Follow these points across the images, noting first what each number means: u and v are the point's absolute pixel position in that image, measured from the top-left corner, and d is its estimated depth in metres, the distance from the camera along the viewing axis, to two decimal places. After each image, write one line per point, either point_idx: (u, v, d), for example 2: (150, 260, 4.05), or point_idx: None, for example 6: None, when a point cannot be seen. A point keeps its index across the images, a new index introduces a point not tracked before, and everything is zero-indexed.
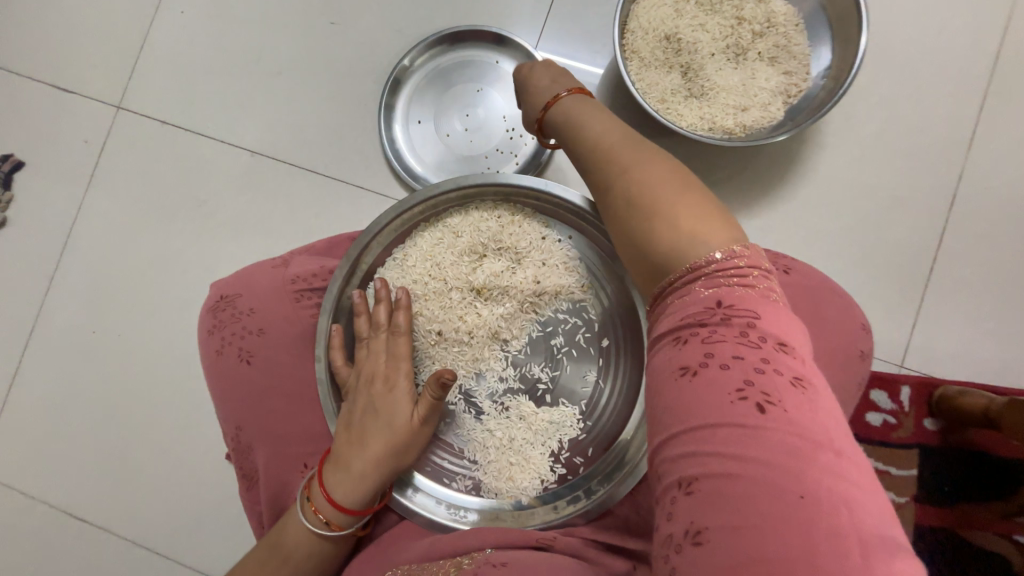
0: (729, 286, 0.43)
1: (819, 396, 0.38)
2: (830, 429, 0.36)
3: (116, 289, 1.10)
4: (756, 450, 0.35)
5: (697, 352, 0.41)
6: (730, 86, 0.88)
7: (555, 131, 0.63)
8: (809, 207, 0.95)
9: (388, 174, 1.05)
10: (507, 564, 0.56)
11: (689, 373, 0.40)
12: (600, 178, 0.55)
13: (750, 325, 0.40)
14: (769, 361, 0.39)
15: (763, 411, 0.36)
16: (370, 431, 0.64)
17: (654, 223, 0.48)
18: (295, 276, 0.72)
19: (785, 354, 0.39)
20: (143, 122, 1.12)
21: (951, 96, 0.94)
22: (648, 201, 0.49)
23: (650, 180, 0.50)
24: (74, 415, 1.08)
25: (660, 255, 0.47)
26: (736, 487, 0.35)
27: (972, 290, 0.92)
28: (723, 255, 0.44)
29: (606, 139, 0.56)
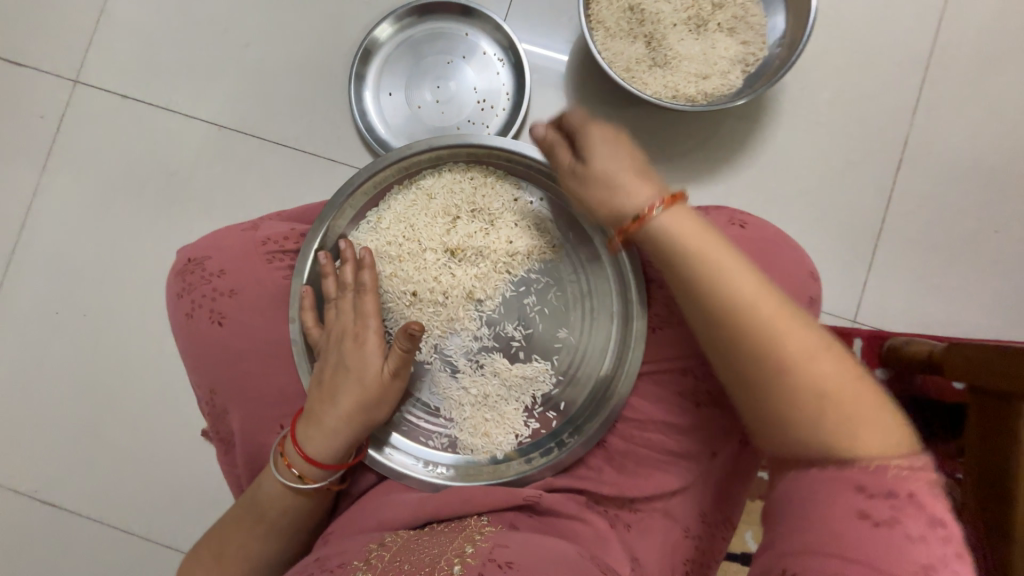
0: (900, 465, 0.44)
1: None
2: None
3: (80, 268, 1.07)
4: None
5: (859, 506, 0.43)
6: (691, 55, 0.91)
7: (659, 258, 0.55)
8: (769, 173, 0.99)
9: (361, 147, 1.05)
10: (514, 566, 0.51)
11: (871, 523, 0.42)
12: (748, 348, 0.49)
13: (940, 523, 0.43)
14: (943, 552, 0.41)
15: None
16: (342, 387, 0.65)
17: (817, 414, 0.46)
18: (266, 238, 0.73)
19: (953, 554, 0.42)
20: (103, 96, 1.09)
21: (897, 67, 1.00)
22: (792, 352, 0.48)
23: (812, 367, 0.47)
24: (40, 397, 1.05)
25: (807, 409, 0.47)
26: None
27: (917, 248, 0.98)
28: (901, 460, 0.44)
29: (750, 298, 0.50)
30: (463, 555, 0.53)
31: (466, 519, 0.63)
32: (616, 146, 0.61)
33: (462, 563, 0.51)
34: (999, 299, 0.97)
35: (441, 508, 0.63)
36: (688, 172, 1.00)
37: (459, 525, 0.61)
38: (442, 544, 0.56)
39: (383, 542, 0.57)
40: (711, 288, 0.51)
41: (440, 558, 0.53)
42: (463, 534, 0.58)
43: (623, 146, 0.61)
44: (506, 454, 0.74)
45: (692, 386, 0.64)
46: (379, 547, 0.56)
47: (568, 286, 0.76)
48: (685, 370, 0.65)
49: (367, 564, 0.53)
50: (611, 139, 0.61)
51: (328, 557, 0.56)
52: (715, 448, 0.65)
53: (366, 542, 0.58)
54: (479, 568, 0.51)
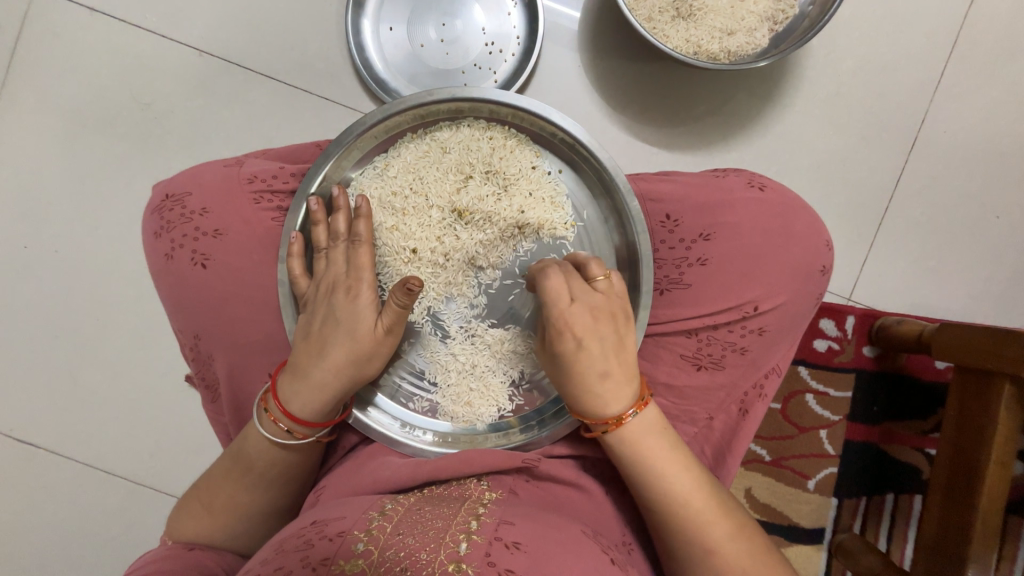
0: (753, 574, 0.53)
1: None
2: None
3: (50, 200, 0.99)
4: None
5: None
6: (718, 7, 0.85)
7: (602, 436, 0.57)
8: (783, 144, 0.96)
9: (358, 86, 0.97)
10: (522, 549, 0.49)
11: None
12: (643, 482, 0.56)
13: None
14: None
15: None
16: (332, 339, 0.61)
17: (692, 539, 0.54)
18: (251, 176, 0.67)
19: None
20: (68, 7, 0.98)
21: (926, 38, 0.95)
22: (708, 543, 0.54)
23: (693, 503, 0.54)
24: (13, 336, 1.00)
25: (697, 539, 0.54)
26: None
27: (920, 229, 0.98)
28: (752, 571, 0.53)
29: (647, 447, 0.55)
30: (470, 531, 0.50)
31: (466, 483, 0.60)
32: (603, 326, 0.55)
33: (469, 541, 0.49)
34: (991, 284, 0.98)
35: (437, 471, 0.61)
36: (701, 137, 0.96)
37: (461, 491, 0.59)
38: (446, 514, 0.54)
39: (384, 510, 0.54)
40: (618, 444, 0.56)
41: (444, 533, 0.50)
42: (467, 504, 0.56)
43: (607, 325, 0.55)
44: (504, 420, 0.71)
45: (695, 347, 0.62)
46: (380, 516, 0.53)
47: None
48: (691, 332, 0.62)
49: (369, 535, 0.50)
50: (597, 318, 0.55)
51: (325, 522, 0.53)
52: (712, 413, 0.64)
53: (364, 509, 0.55)
54: (486, 548, 0.48)
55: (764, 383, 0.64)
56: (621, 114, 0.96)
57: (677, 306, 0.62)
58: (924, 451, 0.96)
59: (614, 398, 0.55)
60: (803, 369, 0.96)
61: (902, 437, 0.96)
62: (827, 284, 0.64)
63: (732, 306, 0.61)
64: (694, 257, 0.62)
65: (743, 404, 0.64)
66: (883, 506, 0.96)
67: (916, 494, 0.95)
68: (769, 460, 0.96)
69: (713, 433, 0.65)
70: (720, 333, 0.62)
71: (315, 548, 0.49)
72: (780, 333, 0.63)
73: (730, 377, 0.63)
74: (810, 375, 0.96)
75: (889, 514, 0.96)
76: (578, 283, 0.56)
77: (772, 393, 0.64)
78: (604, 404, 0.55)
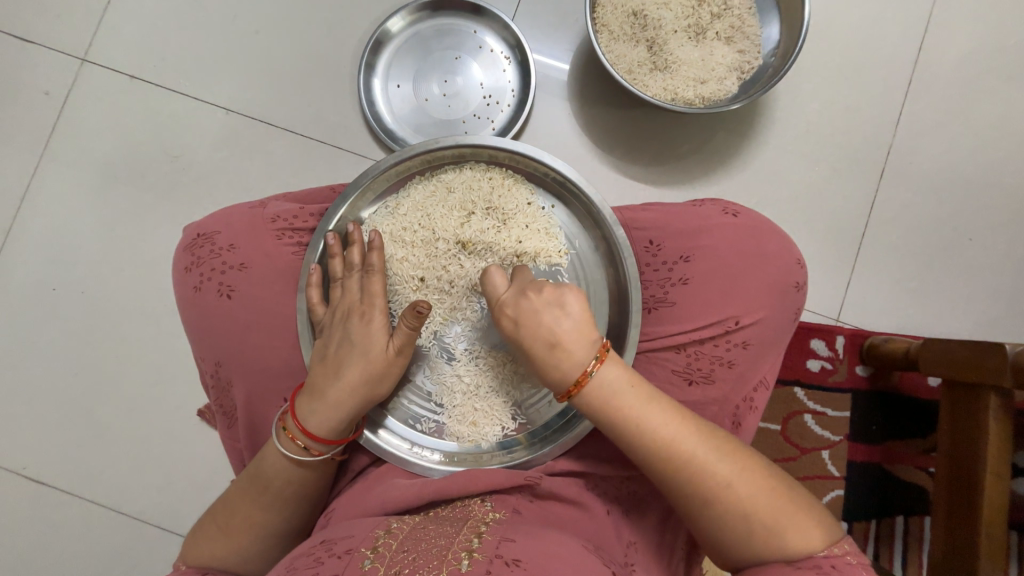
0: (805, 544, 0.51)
1: None
2: None
3: (81, 245, 1.07)
4: None
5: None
6: (691, 60, 0.96)
7: (602, 422, 0.58)
8: (761, 177, 1.04)
9: (368, 136, 1.07)
10: (521, 565, 0.50)
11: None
12: (666, 467, 0.55)
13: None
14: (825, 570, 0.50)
15: None
16: (347, 361, 0.66)
17: (731, 514, 0.53)
18: (275, 215, 0.74)
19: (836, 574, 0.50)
20: (112, 76, 1.10)
21: (882, 81, 1.05)
22: (750, 514, 0.53)
23: (721, 474, 0.54)
24: (35, 375, 1.04)
25: (736, 513, 0.53)
26: None
27: (897, 253, 1.03)
28: (798, 554, 0.51)
29: (657, 431, 0.55)
30: (471, 548, 0.52)
31: (470, 503, 0.62)
32: (534, 300, 0.61)
33: (469, 558, 0.51)
34: (973, 302, 1.02)
35: (444, 489, 0.63)
36: (685, 173, 1.04)
37: (465, 511, 0.61)
38: (448, 533, 0.56)
39: (389, 529, 0.57)
40: (626, 432, 0.56)
41: (447, 550, 0.52)
42: (470, 523, 0.58)
43: (542, 299, 0.61)
44: (509, 439, 0.74)
45: (685, 363, 0.66)
46: (386, 534, 0.55)
47: None
48: (680, 348, 0.66)
49: (375, 552, 0.52)
50: (531, 294, 0.61)
51: (334, 540, 0.55)
52: None
53: (372, 528, 0.57)
54: (486, 564, 0.50)
55: (753, 396, 0.67)
56: (610, 155, 1.05)
57: (666, 324, 0.67)
58: (928, 470, 0.96)
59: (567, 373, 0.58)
60: (799, 390, 0.98)
61: (904, 456, 0.97)
62: (803, 301, 0.68)
63: (716, 321, 0.65)
64: (677, 278, 0.67)
65: (735, 417, 0.67)
66: (894, 530, 0.95)
67: (925, 516, 0.95)
68: None
69: None
70: (708, 348, 0.65)
71: (323, 565, 0.51)
72: (764, 347, 0.66)
73: (721, 391, 0.66)
74: (807, 396, 0.98)
75: (901, 538, 0.94)
76: (523, 272, 0.65)
77: (762, 405, 0.68)
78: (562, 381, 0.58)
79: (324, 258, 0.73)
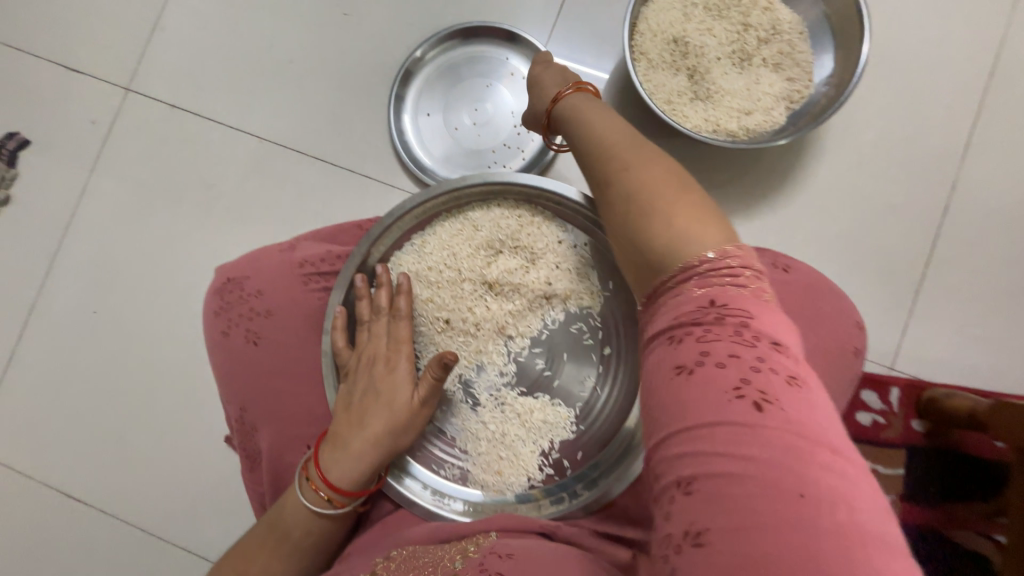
0: (763, 373, 0.38)
1: (818, 399, 0.38)
2: (824, 428, 0.36)
3: (120, 270, 1.10)
4: (753, 448, 0.35)
5: (693, 351, 0.41)
6: (734, 90, 0.90)
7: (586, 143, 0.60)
8: (808, 211, 0.97)
9: (397, 165, 1.06)
10: (513, 558, 0.52)
11: (685, 374, 0.40)
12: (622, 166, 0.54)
13: (745, 324, 0.41)
14: (765, 360, 0.39)
15: (761, 409, 0.36)
16: (371, 411, 0.64)
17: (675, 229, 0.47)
18: (302, 259, 0.73)
19: (778, 353, 0.39)
20: (152, 104, 1.13)
21: (947, 108, 0.97)
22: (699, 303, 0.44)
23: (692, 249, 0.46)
24: (73, 395, 1.08)
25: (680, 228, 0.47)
26: (734, 485, 0.34)
27: (962, 296, 0.95)
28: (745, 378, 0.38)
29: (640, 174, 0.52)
30: (465, 553, 0.55)
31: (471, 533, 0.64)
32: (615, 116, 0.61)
33: (464, 559, 0.54)
34: None
35: (455, 530, 0.63)
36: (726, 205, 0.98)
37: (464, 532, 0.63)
38: (443, 550, 0.58)
39: (388, 555, 0.59)
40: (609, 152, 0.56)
41: (443, 560, 0.55)
42: (464, 540, 0.60)
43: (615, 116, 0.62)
44: (535, 492, 0.70)
45: None
46: (385, 560, 0.57)
47: (599, 336, 0.73)
48: None
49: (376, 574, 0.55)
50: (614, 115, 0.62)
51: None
52: None
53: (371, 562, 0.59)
54: (479, 560, 0.53)
55: None
56: None
57: None
58: (991, 537, 0.87)
59: (703, 229, 0.47)
60: None
61: (964, 519, 0.88)
62: (861, 367, 0.63)
63: None
64: None
65: None
66: None
67: None
68: None
69: None
70: None
71: None
72: None
73: None
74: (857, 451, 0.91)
75: None
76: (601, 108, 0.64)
77: None
78: (668, 214, 0.48)
79: (348, 298, 0.72)
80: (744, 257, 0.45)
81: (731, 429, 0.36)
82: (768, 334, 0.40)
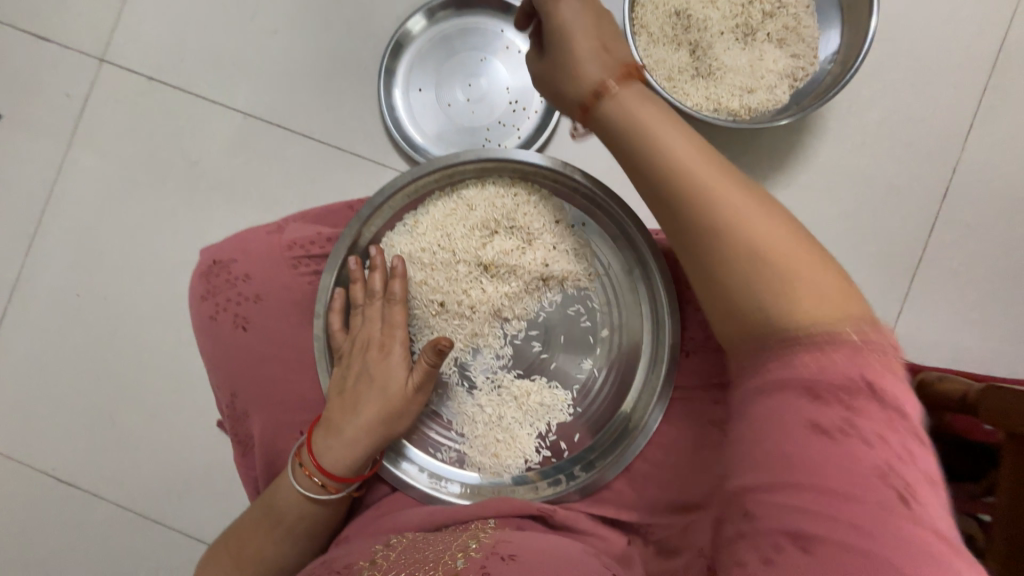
0: (895, 460, 0.36)
1: (936, 496, 0.37)
2: (938, 522, 0.35)
3: (102, 251, 1.06)
4: (871, 528, 0.34)
5: (836, 417, 0.37)
6: (737, 67, 0.87)
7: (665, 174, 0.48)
8: (808, 193, 0.96)
9: (388, 143, 1.02)
10: (517, 559, 0.48)
11: (825, 436, 0.37)
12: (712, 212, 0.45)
13: (897, 412, 0.38)
14: (906, 456, 0.37)
15: (887, 498, 0.35)
16: (364, 397, 0.63)
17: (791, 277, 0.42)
18: (291, 242, 0.71)
19: (916, 451, 0.37)
20: (129, 77, 1.07)
21: (953, 88, 0.95)
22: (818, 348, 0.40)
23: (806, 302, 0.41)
24: (59, 379, 1.05)
25: (792, 285, 0.42)
26: (842, 550, 0.34)
27: (958, 280, 0.94)
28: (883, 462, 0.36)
29: (730, 214, 0.45)
30: (466, 552, 0.50)
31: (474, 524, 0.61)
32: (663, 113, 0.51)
33: (465, 558, 0.49)
34: None
35: (452, 514, 0.62)
36: None
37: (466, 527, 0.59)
38: (446, 540, 0.55)
39: (388, 543, 0.55)
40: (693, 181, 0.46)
41: (443, 556, 0.50)
42: (467, 534, 0.56)
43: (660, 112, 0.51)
44: (531, 474, 0.70)
45: None
46: (385, 547, 0.54)
47: (596, 318, 0.72)
48: None
49: (373, 563, 0.51)
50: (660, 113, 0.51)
51: (334, 559, 0.54)
52: None
53: (371, 545, 0.56)
54: (481, 561, 0.48)
55: None
56: None
57: None
58: (981, 518, 0.88)
59: (810, 273, 0.42)
60: None
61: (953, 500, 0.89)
62: None
63: None
64: None
65: None
66: None
67: None
68: None
69: None
70: None
71: None
72: None
73: None
74: None
75: None
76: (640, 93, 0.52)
77: None
78: (772, 266, 0.43)
79: (339, 280, 0.70)
80: (876, 335, 0.40)
81: (854, 503, 0.35)
82: (868, 373, 0.38)
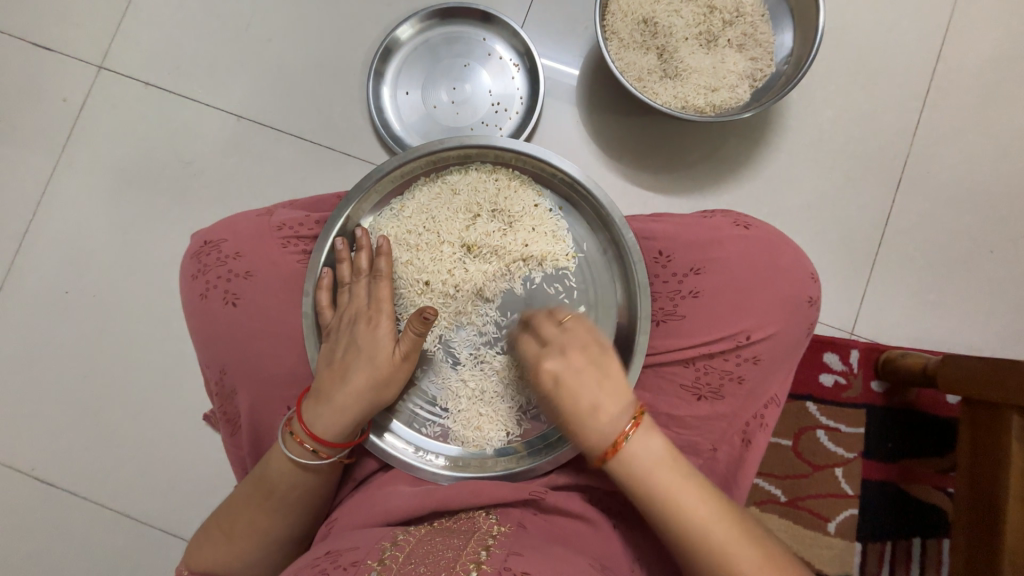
0: None
1: None
2: None
3: (94, 249, 1.08)
4: None
5: None
6: (701, 68, 0.95)
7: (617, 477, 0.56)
8: (773, 185, 1.02)
9: (376, 143, 1.07)
10: None
11: None
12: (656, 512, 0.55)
13: None
14: None
15: None
16: (354, 366, 0.66)
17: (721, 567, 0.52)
18: (281, 224, 0.74)
19: None
20: (126, 82, 1.11)
21: (898, 89, 1.03)
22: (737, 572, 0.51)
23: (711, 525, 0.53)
24: (44, 376, 1.05)
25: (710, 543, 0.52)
26: None
27: (915, 265, 1.00)
28: None
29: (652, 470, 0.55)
30: (479, 560, 0.51)
31: (476, 516, 0.61)
32: (576, 359, 0.60)
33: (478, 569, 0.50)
34: (993, 316, 0.99)
35: (446, 501, 0.62)
36: (695, 181, 1.03)
37: (471, 523, 0.60)
38: (456, 546, 0.55)
39: (396, 541, 0.55)
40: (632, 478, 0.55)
41: (456, 561, 0.51)
42: (476, 536, 0.57)
43: (582, 359, 0.60)
44: (513, 446, 0.73)
45: (694, 377, 0.65)
46: (393, 546, 0.54)
47: (574, 296, 0.74)
48: (688, 361, 0.65)
49: (381, 564, 0.51)
50: (569, 353, 0.60)
51: (339, 552, 0.54)
52: (715, 444, 0.65)
53: (377, 540, 0.56)
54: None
55: (764, 413, 0.65)
56: (619, 162, 1.04)
57: (674, 337, 0.65)
58: (945, 491, 0.93)
59: (696, 499, 0.54)
60: (812, 404, 0.95)
61: (921, 475, 0.94)
62: (817, 316, 0.67)
63: (727, 335, 0.63)
64: (687, 290, 0.66)
65: (745, 435, 0.65)
66: (911, 551, 0.91)
67: (943, 538, 0.91)
68: (785, 501, 0.93)
69: (718, 464, 0.66)
70: (717, 363, 0.64)
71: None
72: (776, 362, 0.65)
73: (731, 407, 0.64)
74: (819, 411, 0.95)
75: (918, 562, 0.91)
76: (547, 327, 0.63)
77: (773, 422, 0.66)
78: (676, 504, 0.54)
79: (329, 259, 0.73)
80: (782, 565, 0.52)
81: None
82: None
